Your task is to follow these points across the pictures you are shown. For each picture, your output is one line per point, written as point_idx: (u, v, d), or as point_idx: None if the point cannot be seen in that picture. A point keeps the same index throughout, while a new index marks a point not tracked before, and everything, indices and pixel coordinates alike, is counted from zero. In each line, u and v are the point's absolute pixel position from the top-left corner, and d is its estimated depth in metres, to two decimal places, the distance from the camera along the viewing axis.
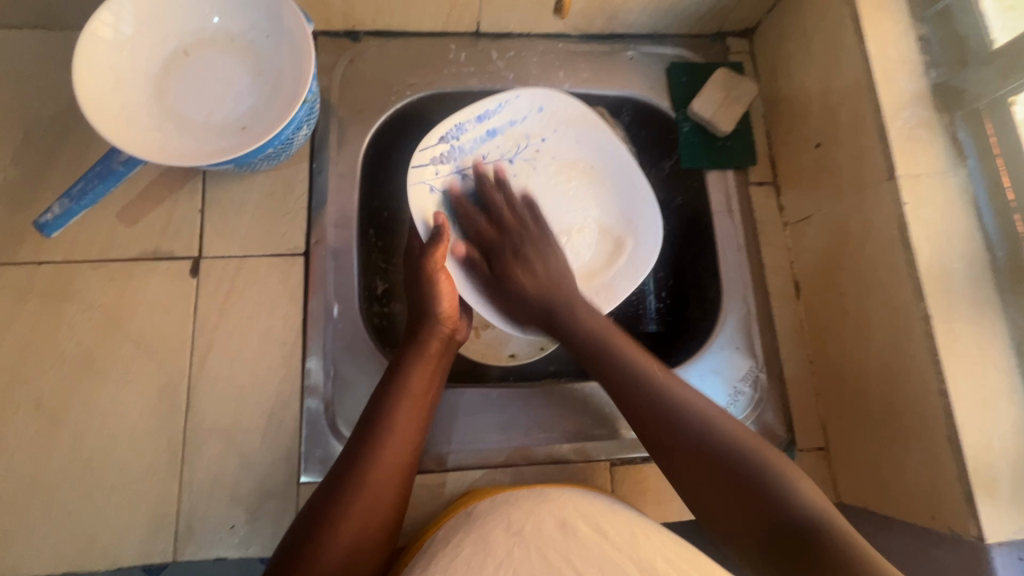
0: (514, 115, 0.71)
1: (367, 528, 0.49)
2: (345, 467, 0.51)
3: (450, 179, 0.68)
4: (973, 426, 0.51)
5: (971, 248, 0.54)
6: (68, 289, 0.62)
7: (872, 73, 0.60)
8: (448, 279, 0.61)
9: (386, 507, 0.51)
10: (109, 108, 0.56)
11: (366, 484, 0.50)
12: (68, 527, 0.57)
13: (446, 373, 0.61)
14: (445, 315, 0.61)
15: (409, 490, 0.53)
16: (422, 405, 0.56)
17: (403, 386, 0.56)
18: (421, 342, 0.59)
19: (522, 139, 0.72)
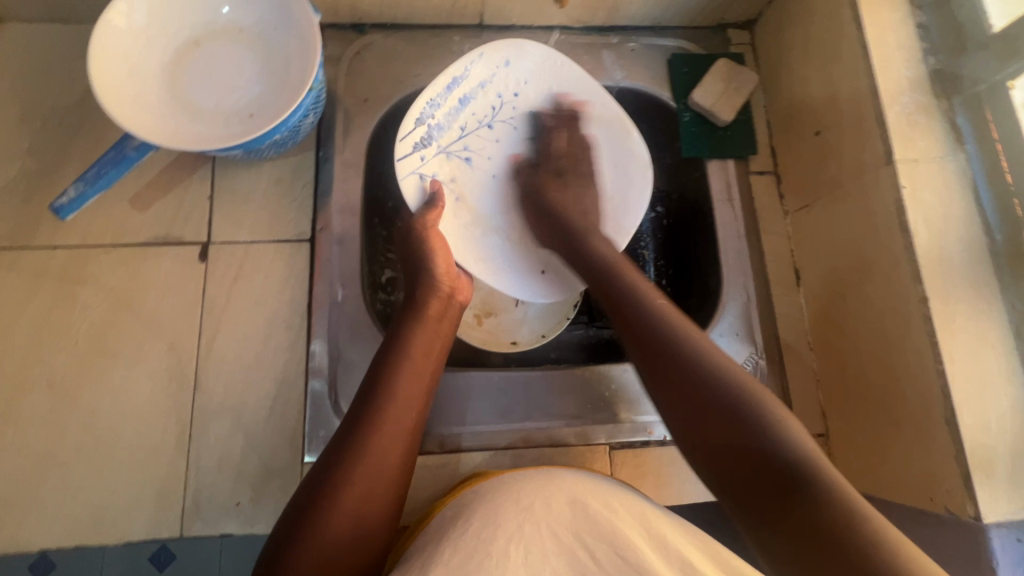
0: (482, 76, 0.69)
1: (377, 486, 0.50)
2: (351, 430, 0.51)
3: (436, 161, 0.69)
4: (971, 408, 0.51)
5: (969, 232, 0.55)
6: (81, 272, 0.64)
7: (870, 59, 0.60)
8: (440, 245, 0.63)
9: (395, 466, 0.51)
10: (123, 95, 0.58)
11: (376, 446, 0.51)
12: (80, 501, 0.58)
13: (450, 334, 0.62)
14: (441, 279, 0.62)
15: (417, 448, 0.55)
16: (425, 367, 0.57)
17: (403, 349, 0.56)
18: (421, 307, 0.60)
19: (494, 101, 0.71)
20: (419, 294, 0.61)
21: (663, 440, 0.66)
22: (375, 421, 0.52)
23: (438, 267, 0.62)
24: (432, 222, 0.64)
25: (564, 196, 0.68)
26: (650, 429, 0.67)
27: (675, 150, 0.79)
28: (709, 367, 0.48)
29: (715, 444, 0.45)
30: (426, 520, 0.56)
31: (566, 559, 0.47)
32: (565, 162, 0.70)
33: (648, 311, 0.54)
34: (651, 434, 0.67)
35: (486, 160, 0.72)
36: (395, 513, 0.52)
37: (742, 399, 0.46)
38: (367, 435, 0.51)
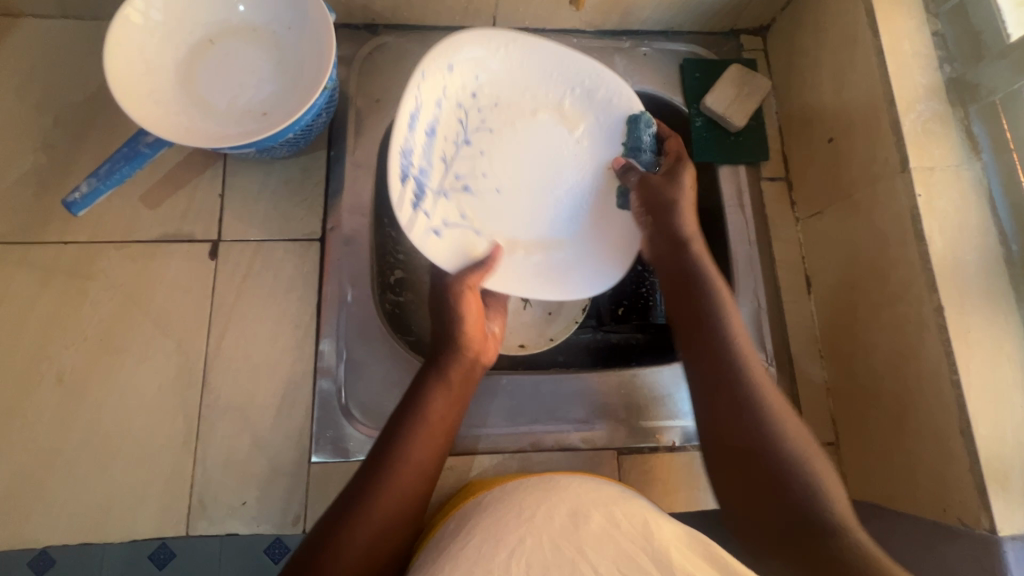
0: (435, 92, 0.61)
1: (383, 547, 0.49)
2: (369, 468, 0.52)
3: (435, 208, 0.62)
4: (986, 419, 0.50)
5: (984, 241, 0.54)
6: (91, 268, 0.64)
7: (886, 67, 0.60)
8: (473, 302, 0.60)
9: (407, 509, 0.51)
10: (137, 92, 0.58)
11: (390, 487, 0.50)
12: (85, 498, 0.58)
13: (473, 384, 0.60)
14: (470, 340, 0.60)
15: (430, 494, 0.54)
16: (444, 433, 0.55)
17: (422, 411, 0.55)
18: (448, 366, 0.58)
19: (456, 113, 0.64)
20: (445, 351, 0.59)
21: (672, 446, 0.66)
22: (393, 462, 0.52)
23: (465, 323, 0.59)
24: (469, 284, 0.60)
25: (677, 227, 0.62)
26: (659, 435, 0.67)
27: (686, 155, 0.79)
28: (776, 426, 0.52)
29: (739, 484, 0.52)
30: (431, 529, 0.56)
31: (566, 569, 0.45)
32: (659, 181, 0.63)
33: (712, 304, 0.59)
34: (660, 440, 0.66)
35: (481, 178, 0.66)
36: (401, 557, 0.51)
37: (775, 437, 0.52)
38: (383, 475, 0.51)
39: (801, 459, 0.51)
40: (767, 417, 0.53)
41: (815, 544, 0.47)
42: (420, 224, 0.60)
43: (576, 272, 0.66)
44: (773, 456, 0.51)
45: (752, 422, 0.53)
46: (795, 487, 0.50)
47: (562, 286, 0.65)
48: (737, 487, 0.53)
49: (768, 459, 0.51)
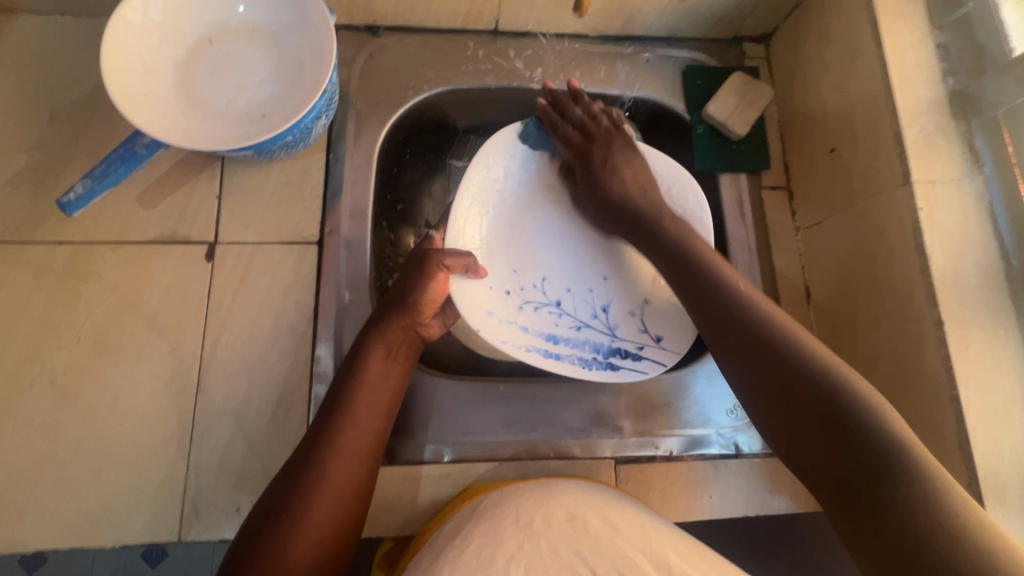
0: (502, 336, 0.65)
1: (332, 509, 0.50)
2: (302, 458, 0.51)
3: (557, 341, 0.68)
4: (984, 434, 0.50)
5: (985, 255, 0.54)
6: (86, 269, 0.63)
7: (889, 78, 0.60)
8: (440, 279, 0.60)
9: (348, 494, 0.51)
10: (134, 91, 0.57)
11: (327, 474, 0.50)
12: (78, 502, 0.57)
13: (411, 363, 0.60)
14: (413, 304, 0.59)
15: (372, 478, 0.54)
16: (384, 389, 0.56)
17: (363, 371, 0.56)
18: (386, 329, 0.58)
19: (516, 317, 0.68)
20: (390, 314, 0.59)
21: (669, 455, 0.66)
22: (328, 448, 0.51)
23: (422, 294, 0.59)
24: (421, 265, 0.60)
25: (622, 187, 0.66)
26: (657, 444, 0.66)
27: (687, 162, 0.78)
28: (848, 388, 0.48)
29: (818, 461, 0.47)
30: (424, 537, 0.55)
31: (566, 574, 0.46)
32: (596, 143, 0.68)
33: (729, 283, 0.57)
34: (657, 449, 0.66)
35: (553, 284, 0.71)
36: (350, 546, 0.51)
37: (837, 393, 0.48)
38: (316, 465, 0.50)
39: (863, 414, 0.46)
40: (813, 369, 0.49)
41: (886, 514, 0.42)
42: (520, 346, 0.66)
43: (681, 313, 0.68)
44: (846, 417, 0.46)
45: (802, 375, 0.50)
46: (873, 450, 0.45)
47: (675, 324, 0.68)
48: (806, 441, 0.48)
49: (852, 424, 0.46)
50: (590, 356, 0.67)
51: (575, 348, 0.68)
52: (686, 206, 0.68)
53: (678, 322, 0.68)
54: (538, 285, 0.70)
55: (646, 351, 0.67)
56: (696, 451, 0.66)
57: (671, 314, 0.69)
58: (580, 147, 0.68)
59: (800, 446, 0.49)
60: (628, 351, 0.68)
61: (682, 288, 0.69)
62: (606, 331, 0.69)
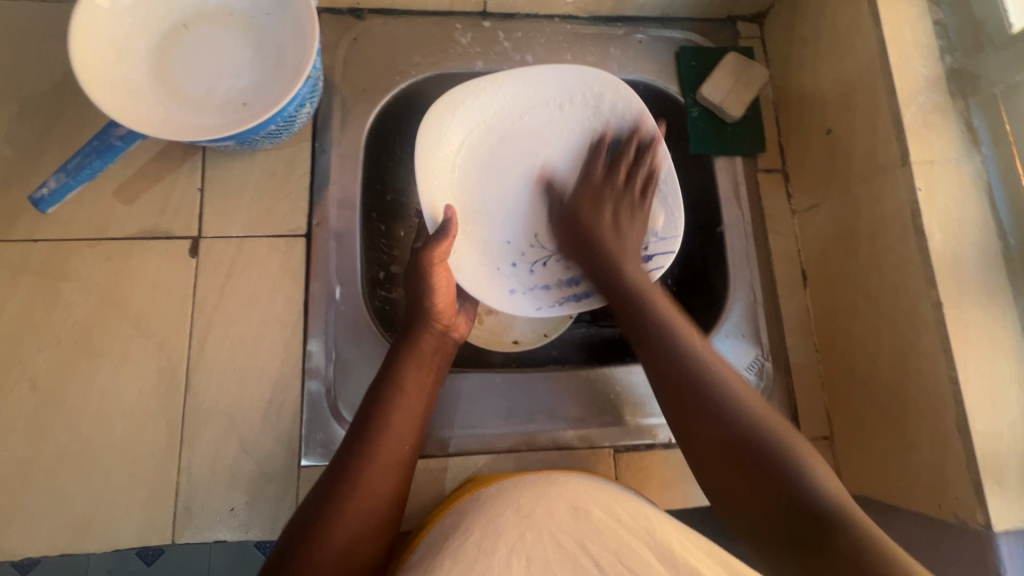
0: (536, 305, 0.67)
1: (368, 517, 0.49)
2: (336, 468, 0.51)
3: None
4: (983, 416, 0.50)
5: (984, 236, 0.54)
6: (64, 267, 0.61)
7: (887, 57, 0.59)
8: (444, 275, 0.60)
9: (385, 500, 0.50)
10: (106, 81, 0.54)
11: (364, 479, 0.50)
12: (66, 507, 0.56)
13: (442, 370, 0.60)
14: (437, 312, 0.60)
15: (407, 484, 0.53)
16: (417, 400, 0.56)
17: (397, 382, 0.55)
18: (415, 339, 0.58)
19: (532, 276, 0.68)
20: (413, 325, 0.59)
21: (668, 443, 0.66)
22: (362, 455, 0.51)
23: (436, 297, 0.59)
24: (439, 256, 0.59)
25: (603, 223, 0.63)
26: (656, 433, 0.66)
27: (681, 146, 0.77)
28: (730, 394, 0.52)
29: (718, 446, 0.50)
30: (423, 529, 0.55)
31: (568, 565, 0.45)
32: (586, 209, 0.65)
33: (678, 343, 0.56)
34: (656, 438, 0.66)
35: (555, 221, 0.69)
36: (384, 552, 0.50)
37: (761, 430, 0.50)
38: (351, 471, 0.50)
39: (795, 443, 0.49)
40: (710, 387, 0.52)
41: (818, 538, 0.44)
42: (553, 304, 0.67)
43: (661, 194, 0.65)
44: (723, 421, 0.51)
45: (724, 417, 0.51)
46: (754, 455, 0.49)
47: (663, 211, 0.65)
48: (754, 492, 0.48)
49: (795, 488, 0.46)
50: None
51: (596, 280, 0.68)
52: (634, 114, 0.65)
53: (669, 212, 0.65)
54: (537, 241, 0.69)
55: (651, 250, 0.66)
56: None
57: (656, 203, 0.66)
58: (596, 184, 0.65)
59: (690, 440, 0.52)
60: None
61: (653, 181, 0.66)
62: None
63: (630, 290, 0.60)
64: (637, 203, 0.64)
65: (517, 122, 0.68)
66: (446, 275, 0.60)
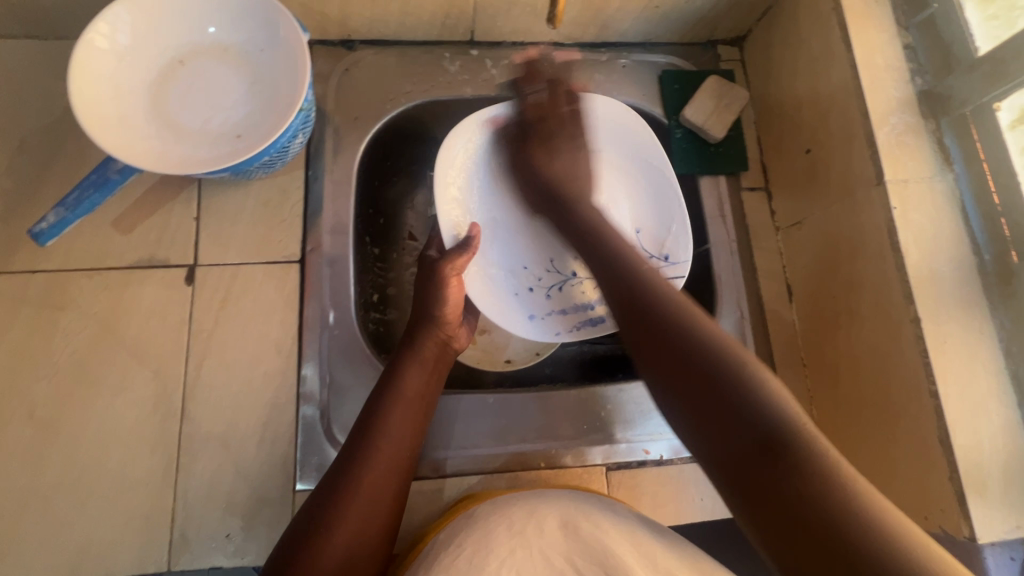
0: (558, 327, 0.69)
1: (366, 527, 0.49)
2: (336, 476, 0.51)
3: None
4: (964, 428, 0.51)
5: (958, 251, 0.55)
6: (63, 298, 0.62)
7: (859, 79, 0.61)
8: (457, 286, 0.62)
9: (385, 509, 0.51)
10: (104, 117, 0.56)
11: (367, 486, 0.50)
12: (63, 536, 0.56)
13: (443, 376, 0.61)
14: (444, 321, 0.62)
15: (407, 490, 0.54)
16: (419, 406, 0.57)
17: (401, 388, 0.56)
18: (420, 348, 0.60)
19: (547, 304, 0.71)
20: (417, 334, 0.61)
21: (659, 460, 0.66)
22: (366, 458, 0.51)
23: (447, 307, 0.62)
24: (455, 269, 0.62)
25: (586, 207, 0.63)
26: (646, 449, 0.67)
27: None
28: (689, 326, 0.48)
29: (692, 405, 0.44)
30: (415, 547, 0.55)
31: None
32: (550, 124, 0.68)
33: (661, 284, 0.53)
34: (647, 455, 0.67)
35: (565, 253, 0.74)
36: (384, 557, 0.50)
37: (716, 363, 0.45)
38: (353, 479, 0.50)
39: None
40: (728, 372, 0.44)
41: (794, 494, 0.37)
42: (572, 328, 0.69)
43: (670, 216, 0.71)
44: (743, 408, 0.42)
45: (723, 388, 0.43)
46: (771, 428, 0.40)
47: (676, 236, 0.70)
48: (727, 446, 0.42)
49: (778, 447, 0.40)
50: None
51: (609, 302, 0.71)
52: (647, 143, 0.72)
53: (681, 233, 0.69)
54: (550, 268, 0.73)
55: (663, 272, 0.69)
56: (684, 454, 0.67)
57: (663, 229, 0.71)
58: (536, 166, 0.67)
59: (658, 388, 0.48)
60: None
61: (664, 207, 0.72)
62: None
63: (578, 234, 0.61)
64: (572, 193, 0.65)
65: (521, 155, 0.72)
66: (458, 287, 0.62)
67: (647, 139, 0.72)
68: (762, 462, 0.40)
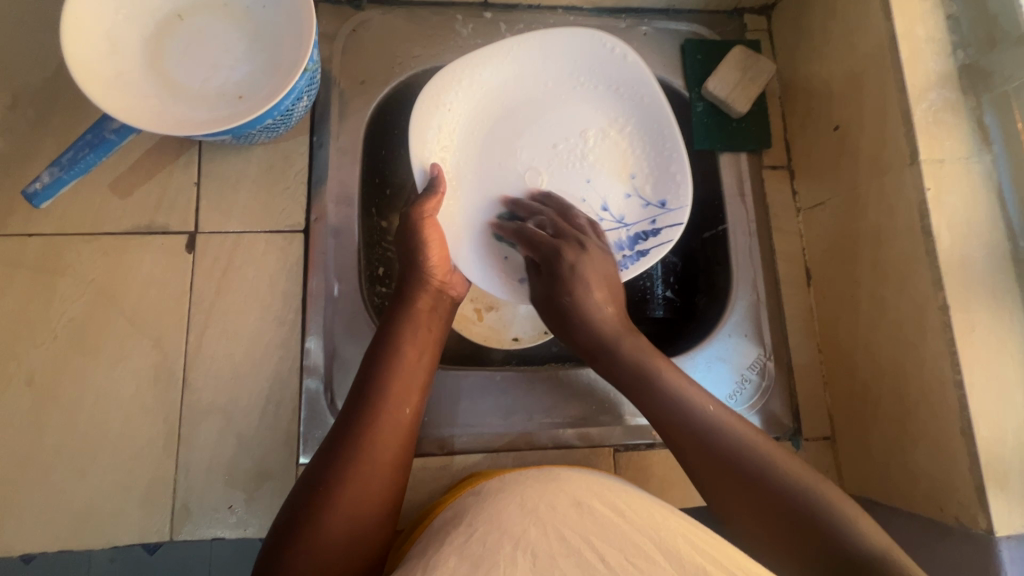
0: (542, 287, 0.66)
1: (370, 487, 0.48)
2: (336, 436, 0.50)
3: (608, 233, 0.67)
4: (987, 419, 0.50)
5: (992, 237, 0.53)
6: (60, 263, 0.60)
7: (897, 51, 0.57)
8: (434, 228, 0.59)
9: (387, 467, 0.50)
10: (100, 72, 0.53)
11: (365, 443, 0.49)
12: (64, 504, 0.56)
13: (442, 328, 0.60)
14: (433, 270, 0.60)
15: (412, 445, 0.53)
16: (418, 358, 0.55)
17: (396, 341, 0.55)
18: (412, 302, 0.58)
19: None
20: (408, 287, 0.59)
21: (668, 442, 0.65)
22: (366, 416, 0.50)
23: (431, 254, 0.60)
24: (430, 211, 0.59)
25: (582, 300, 0.60)
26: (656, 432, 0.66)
27: (686, 141, 0.76)
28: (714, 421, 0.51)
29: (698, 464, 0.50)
30: (427, 519, 0.55)
31: (573, 560, 0.43)
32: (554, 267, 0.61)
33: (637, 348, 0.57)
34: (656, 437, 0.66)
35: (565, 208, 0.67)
36: (393, 516, 0.50)
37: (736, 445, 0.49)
38: (353, 436, 0.49)
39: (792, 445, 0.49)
40: (665, 400, 0.53)
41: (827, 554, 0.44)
42: None
43: (665, 156, 0.66)
44: (705, 442, 0.50)
45: (659, 408, 0.53)
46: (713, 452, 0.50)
47: (670, 177, 0.66)
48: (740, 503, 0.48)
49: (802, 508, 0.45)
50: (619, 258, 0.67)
51: None
52: (628, 72, 0.65)
53: (670, 177, 0.66)
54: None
55: (659, 221, 0.66)
56: None
57: (660, 172, 0.66)
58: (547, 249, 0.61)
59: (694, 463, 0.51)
60: (645, 231, 0.67)
61: (652, 142, 0.66)
62: (617, 225, 0.67)
63: (586, 336, 0.60)
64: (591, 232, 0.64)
65: (513, 94, 0.66)
66: (438, 230, 0.60)
67: (623, 64, 0.65)
68: (733, 480, 0.48)
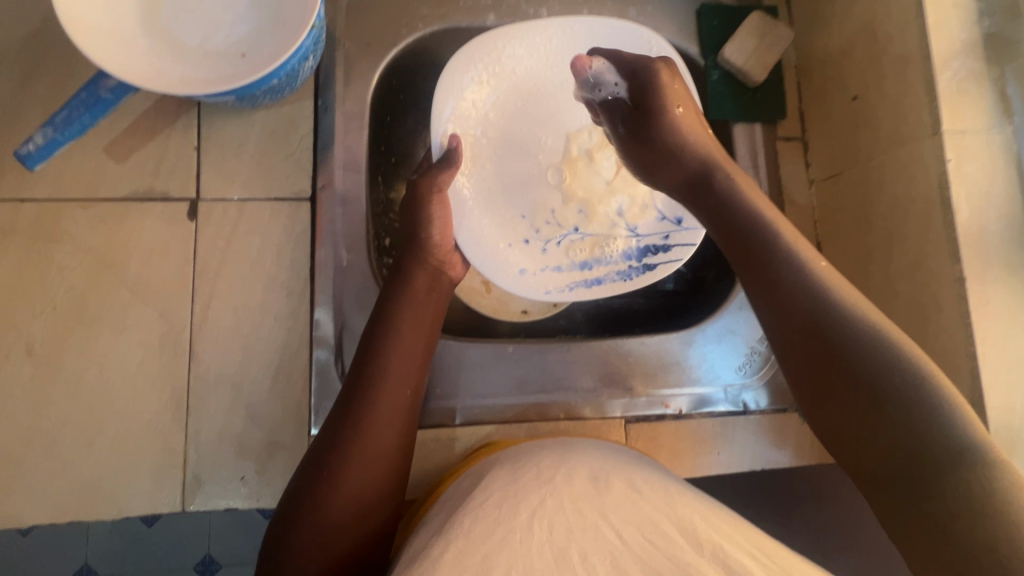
0: (544, 284, 0.65)
1: (372, 469, 0.48)
2: (338, 416, 0.49)
3: (620, 239, 0.66)
4: (998, 389, 0.50)
5: (1011, 209, 0.53)
6: (56, 230, 0.57)
7: (924, 18, 0.56)
8: (442, 204, 0.58)
9: (387, 449, 0.49)
10: (94, 25, 0.50)
11: (366, 426, 0.49)
12: (72, 475, 0.55)
13: (441, 305, 0.58)
14: (433, 247, 0.58)
15: (412, 426, 0.52)
16: (417, 338, 0.54)
17: (395, 320, 0.53)
18: (410, 279, 0.56)
19: (541, 255, 0.66)
20: (406, 263, 0.57)
21: (679, 413, 0.66)
22: (365, 399, 0.49)
23: (433, 230, 0.58)
24: (440, 186, 0.57)
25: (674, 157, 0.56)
26: (667, 403, 0.66)
27: None
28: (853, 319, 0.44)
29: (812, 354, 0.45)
30: (433, 495, 0.55)
31: (590, 533, 0.44)
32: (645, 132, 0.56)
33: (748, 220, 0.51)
34: (667, 408, 0.66)
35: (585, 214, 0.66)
36: (395, 495, 0.50)
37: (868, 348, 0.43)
38: (353, 419, 0.49)
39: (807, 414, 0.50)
40: (784, 264, 0.48)
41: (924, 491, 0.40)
42: (564, 287, 0.65)
43: None
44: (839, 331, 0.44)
45: (795, 294, 0.47)
46: (836, 328, 0.45)
47: None
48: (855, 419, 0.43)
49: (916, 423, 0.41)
50: (625, 267, 0.66)
51: (609, 265, 0.66)
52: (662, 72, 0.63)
53: None
54: (551, 218, 0.66)
55: (672, 239, 0.65)
56: (703, 409, 0.67)
57: None
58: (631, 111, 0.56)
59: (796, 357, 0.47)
60: (656, 246, 0.66)
61: None
62: (629, 234, 0.66)
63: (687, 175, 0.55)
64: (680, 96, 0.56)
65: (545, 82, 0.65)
66: (444, 206, 0.58)
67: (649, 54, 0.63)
68: (849, 399, 0.43)
